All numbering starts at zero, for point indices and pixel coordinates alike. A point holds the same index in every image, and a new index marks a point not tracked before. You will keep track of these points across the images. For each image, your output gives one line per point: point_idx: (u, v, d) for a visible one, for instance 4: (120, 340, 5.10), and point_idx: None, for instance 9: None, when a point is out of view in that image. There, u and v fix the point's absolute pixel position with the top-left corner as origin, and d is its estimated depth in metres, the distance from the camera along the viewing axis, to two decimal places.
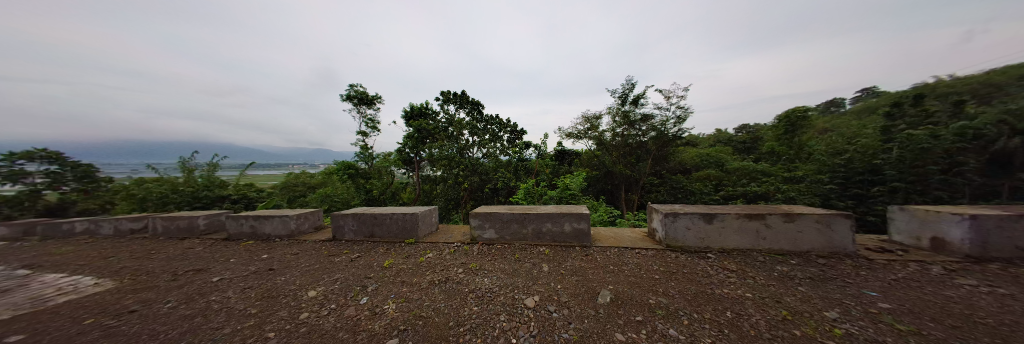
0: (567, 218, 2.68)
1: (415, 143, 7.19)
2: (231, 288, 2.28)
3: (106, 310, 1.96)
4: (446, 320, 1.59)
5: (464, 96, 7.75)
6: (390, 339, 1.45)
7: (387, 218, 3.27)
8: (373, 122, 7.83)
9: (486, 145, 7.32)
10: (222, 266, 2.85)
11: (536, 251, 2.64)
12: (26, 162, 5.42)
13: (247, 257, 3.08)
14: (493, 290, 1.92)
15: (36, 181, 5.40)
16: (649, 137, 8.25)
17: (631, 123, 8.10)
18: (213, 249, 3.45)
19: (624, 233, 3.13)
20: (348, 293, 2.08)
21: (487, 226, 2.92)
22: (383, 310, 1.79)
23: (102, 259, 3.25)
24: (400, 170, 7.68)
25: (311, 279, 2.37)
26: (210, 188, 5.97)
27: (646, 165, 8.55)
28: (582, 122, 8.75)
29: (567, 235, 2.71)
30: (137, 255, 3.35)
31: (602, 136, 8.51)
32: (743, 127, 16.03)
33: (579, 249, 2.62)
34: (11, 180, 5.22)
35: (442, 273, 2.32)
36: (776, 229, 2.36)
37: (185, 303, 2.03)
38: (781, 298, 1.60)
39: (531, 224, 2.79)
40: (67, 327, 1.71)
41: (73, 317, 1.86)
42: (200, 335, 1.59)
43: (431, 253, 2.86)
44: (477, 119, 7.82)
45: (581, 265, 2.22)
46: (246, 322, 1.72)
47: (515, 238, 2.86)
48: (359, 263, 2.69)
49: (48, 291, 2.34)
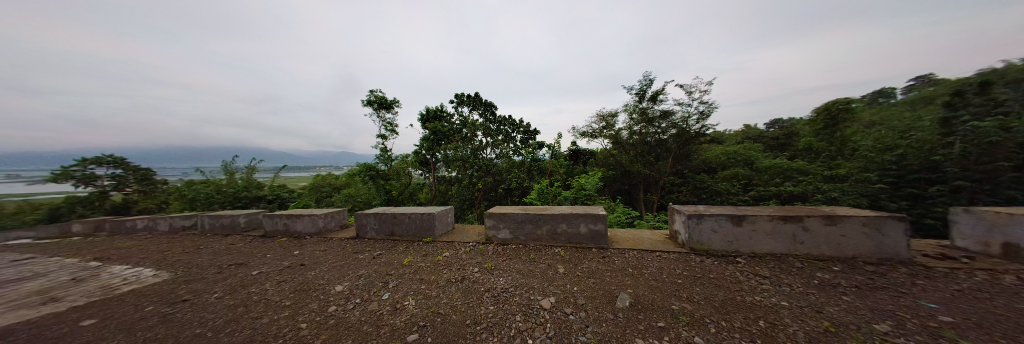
0: (584, 219, 2.62)
1: (430, 145, 7.40)
2: (269, 281, 2.48)
3: (164, 298, 2.20)
4: (463, 318, 1.62)
5: (476, 98, 7.86)
6: (410, 334, 1.50)
7: (406, 218, 3.39)
8: (391, 125, 8.13)
9: (499, 146, 7.37)
10: (259, 260, 3.10)
11: (551, 252, 2.61)
12: (96, 167, 6.24)
13: (281, 252, 3.33)
14: (509, 290, 1.93)
15: (104, 184, 6.22)
16: (670, 135, 7.87)
17: (649, 120, 7.77)
18: (252, 245, 3.77)
19: (643, 235, 3.01)
20: (372, 289, 2.18)
21: (501, 226, 2.94)
22: (403, 306, 1.86)
23: (159, 253, 3.66)
24: (417, 171, 7.94)
25: (337, 275, 2.51)
26: (248, 190, 6.54)
27: (665, 164, 8.23)
28: (596, 121, 8.55)
29: (584, 237, 2.65)
30: (187, 250, 3.72)
31: (618, 134, 8.23)
32: (775, 122, 14.85)
33: (595, 251, 2.56)
34: (84, 183, 6.03)
35: (458, 272, 2.37)
36: (816, 233, 2.16)
37: (228, 294, 2.23)
38: (821, 308, 1.47)
39: (546, 225, 2.76)
40: (132, 313, 1.95)
41: (138, 304, 2.12)
42: (243, 323, 1.75)
43: (448, 252, 2.93)
44: (490, 120, 7.90)
45: (598, 267, 2.17)
46: (282, 312, 1.87)
47: (530, 239, 2.85)
48: (382, 261, 2.82)
49: (116, 281, 2.68)
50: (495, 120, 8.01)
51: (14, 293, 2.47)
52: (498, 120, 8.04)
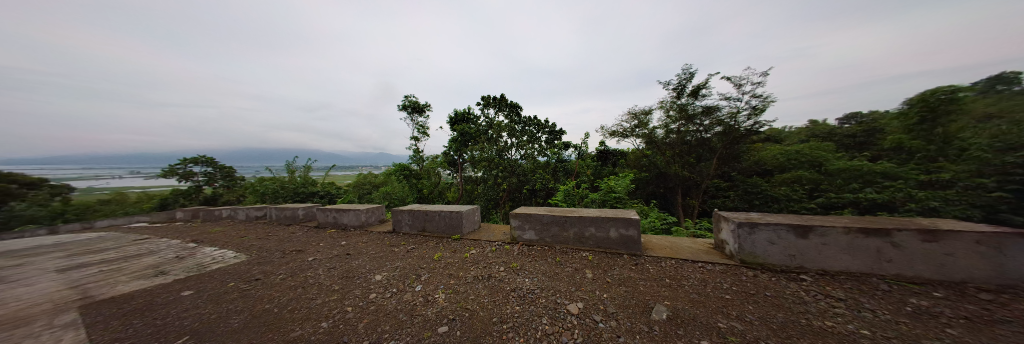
0: (614, 223, 2.49)
1: (458, 146, 7.70)
2: (321, 267, 2.81)
3: (242, 276, 2.64)
4: (490, 316, 1.65)
5: (502, 99, 7.97)
6: (440, 326, 1.58)
7: (436, 215, 3.57)
8: (423, 128, 8.64)
9: (524, 147, 7.39)
10: (314, 248, 3.53)
11: (578, 255, 2.53)
12: (193, 165, 7.70)
13: (330, 242, 3.75)
14: (534, 291, 1.92)
15: (198, 179, 7.65)
16: (713, 134, 7.10)
17: (689, 117, 7.08)
18: (308, 234, 4.31)
19: (683, 243, 2.76)
20: (406, 280, 2.35)
21: (527, 227, 2.94)
22: (433, 299, 1.96)
23: (238, 238, 4.37)
24: (446, 171, 8.35)
25: (375, 265, 2.74)
26: (305, 186, 7.50)
27: (706, 166, 7.47)
28: (627, 120, 8.07)
29: (613, 242, 2.53)
30: (259, 237, 4.40)
31: (652, 133, 7.63)
32: (853, 116, 12.46)
33: (627, 257, 2.41)
34: (185, 178, 7.48)
35: (485, 270, 2.42)
36: (913, 251, 1.76)
37: (289, 276, 2.57)
38: (920, 342, 1.19)
39: (573, 228, 2.69)
40: (220, 288, 2.37)
41: (224, 280, 2.57)
42: (299, 303, 2.00)
43: (475, 250, 3.02)
44: (515, 121, 7.95)
45: (631, 275, 2.04)
46: (331, 296, 2.10)
47: (556, 241, 2.80)
48: (414, 254, 3.01)
49: (208, 260, 3.27)
50: (520, 121, 8.05)
51: (143, 265, 3.17)
52: (523, 121, 8.07)
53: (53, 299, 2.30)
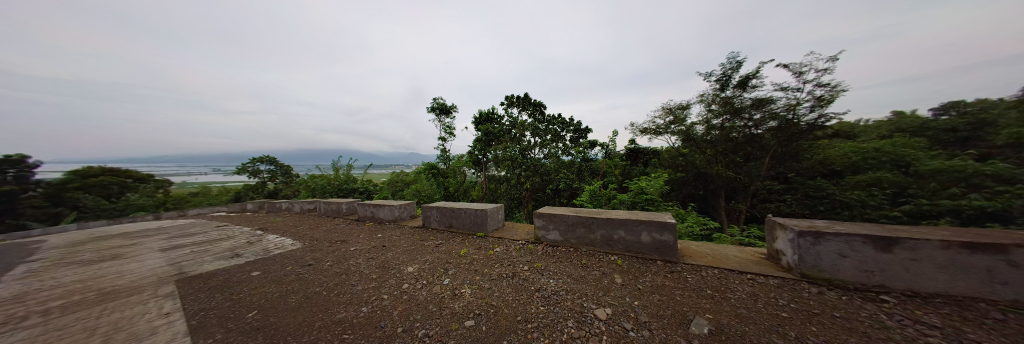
0: (646, 227, 2.34)
1: (482, 146, 7.89)
2: (361, 256, 3.09)
3: (298, 261, 3.02)
4: (514, 314, 1.66)
5: (526, 98, 7.96)
6: (467, 320, 1.64)
7: (462, 213, 3.70)
8: (450, 129, 9.01)
9: (547, 146, 7.35)
10: (355, 239, 3.89)
11: (606, 259, 2.43)
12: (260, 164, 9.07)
13: (369, 234, 4.11)
14: (560, 292, 1.89)
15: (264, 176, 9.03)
16: (765, 129, 6.25)
17: (735, 111, 6.35)
18: (350, 226, 4.78)
19: (728, 251, 2.49)
20: (435, 273, 2.47)
21: (551, 227, 2.90)
22: (460, 293, 2.04)
23: (294, 228, 5.03)
24: (471, 170, 8.62)
25: (407, 258, 2.92)
26: (347, 183, 8.36)
27: (754, 166, 6.67)
28: (660, 115, 7.49)
29: (645, 246, 2.37)
30: (311, 227, 5.01)
31: (691, 129, 6.98)
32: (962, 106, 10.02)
33: (660, 264, 2.25)
34: (254, 175, 8.87)
35: (509, 268, 2.45)
36: None
37: (335, 263, 2.88)
38: None
39: (600, 230, 2.59)
40: (282, 270, 2.74)
41: (284, 264, 2.97)
42: (343, 288, 2.22)
43: (499, 247, 3.06)
44: (539, 120, 7.89)
45: (665, 283, 1.90)
46: (369, 283, 2.30)
47: (582, 243, 2.72)
48: (442, 250, 3.15)
49: (271, 246, 3.81)
50: (544, 119, 7.97)
51: (223, 248, 3.81)
52: (547, 120, 7.98)
53: (163, 273, 2.87)
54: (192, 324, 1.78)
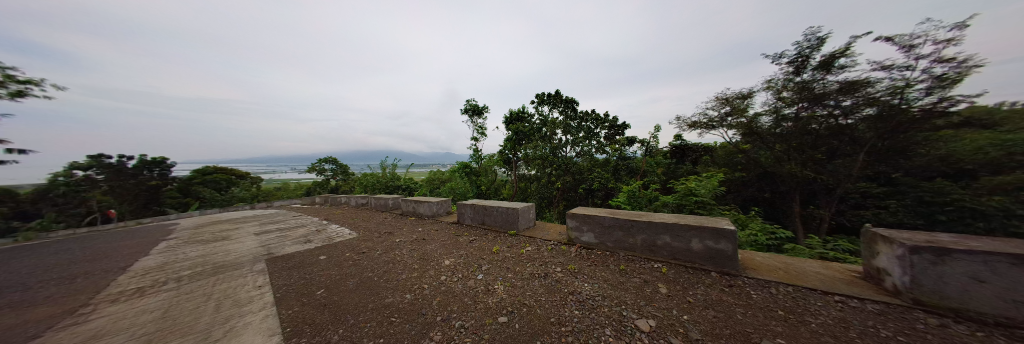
0: (697, 233, 2.08)
1: (513, 145, 8.00)
2: (404, 247, 3.38)
3: (355, 249, 3.46)
4: (548, 315, 1.63)
5: (557, 96, 7.79)
6: (501, 316, 1.67)
7: (494, 210, 3.79)
8: (482, 129, 9.31)
9: (580, 143, 7.17)
10: (399, 231, 4.29)
11: (648, 266, 2.24)
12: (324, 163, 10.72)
13: (411, 228, 4.49)
14: (595, 298, 1.80)
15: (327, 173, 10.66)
16: (859, 118, 4.93)
17: (816, 98, 5.19)
18: (395, 220, 5.29)
19: (805, 267, 2.07)
20: (469, 268, 2.57)
21: (584, 229, 2.79)
22: (493, 289, 2.08)
23: (350, 219, 5.76)
24: (502, 169, 8.79)
25: (444, 251, 3.10)
26: (393, 181, 9.31)
27: (837, 164, 5.26)
28: (713, 106, 6.63)
29: (696, 255, 2.12)
30: (364, 219, 5.69)
31: (754, 121, 6.03)
32: None
33: (715, 275, 1.99)
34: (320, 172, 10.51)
35: (542, 268, 2.42)
36: None
37: (383, 252, 3.21)
38: None
39: (640, 234, 2.40)
40: (342, 256, 3.17)
41: (343, 250, 3.43)
42: (389, 276, 2.45)
43: (530, 247, 3.06)
44: (571, 116, 7.66)
45: (722, 298, 1.67)
46: (411, 273, 2.51)
47: (620, 247, 2.55)
48: (476, 245, 3.27)
49: (334, 234, 4.45)
50: (577, 116, 7.71)
51: (299, 234, 4.57)
52: (580, 117, 7.72)
53: (257, 252, 3.56)
54: (278, 297, 2.16)
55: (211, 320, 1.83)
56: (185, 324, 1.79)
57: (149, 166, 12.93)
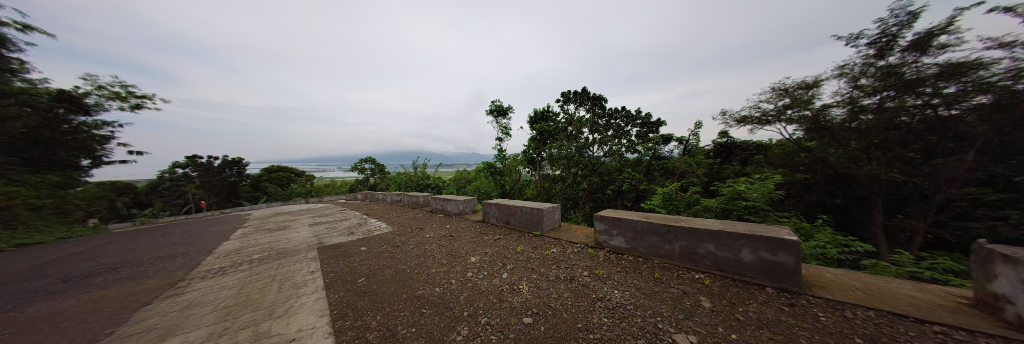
0: (749, 243, 1.84)
1: (537, 144, 7.95)
2: (433, 243, 3.55)
3: (391, 242, 3.75)
4: (574, 320, 1.59)
5: (583, 93, 7.53)
6: (526, 317, 1.66)
7: (519, 210, 3.79)
8: (506, 129, 9.40)
9: (608, 143, 6.91)
10: (429, 227, 4.53)
11: (688, 276, 2.05)
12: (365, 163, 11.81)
13: (440, 224, 4.71)
14: (626, 306, 1.70)
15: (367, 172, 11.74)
16: (967, 108, 3.80)
17: (905, 85, 4.19)
18: (425, 216, 5.60)
19: (892, 289, 1.69)
20: (495, 266, 2.62)
21: (614, 232, 2.67)
22: (518, 289, 2.09)
23: (386, 214, 6.26)
24: (526, 169, 8.77)
25: (469, 248, 3.19)
26: (423, 179, 9.90)
27: (936, 163, 4.14)
28: (769, 99, 5.89)
29: (747, 267, 1.88)
30: (398, 214, 6.13)
31: (822, 114, 5.15)
32: None
33: (771, 291, 1.73)
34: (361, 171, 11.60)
35: (568, 271, 2.36)
36: None
37: (414, 247, 3.42)
38: None
39: (678, 241, 2.21)
40: (379, 248, 3.45)
41: (381, 243, 3.73)
42: (421, 269, 2.61)
43: (556, 248, 3.00)
44: (599, 114, 7.36)
45: (781, 318, 1.45)
46: (439, 268, 2.63)
47: (654, 254, 2.38)
48: (501, 244, 3.31)
49: (372, 228, 4.88)
50: (605, 114, 7.40)
51: (344, 226, 5.11)
52: (608, 114, 7.39)
53: (310, 241, 4.06)
54: (326, 282, 2.42)
55: (274, 298, 2.13)
56: (256, 300, 2.11)
57: (230, 165, 15.50)
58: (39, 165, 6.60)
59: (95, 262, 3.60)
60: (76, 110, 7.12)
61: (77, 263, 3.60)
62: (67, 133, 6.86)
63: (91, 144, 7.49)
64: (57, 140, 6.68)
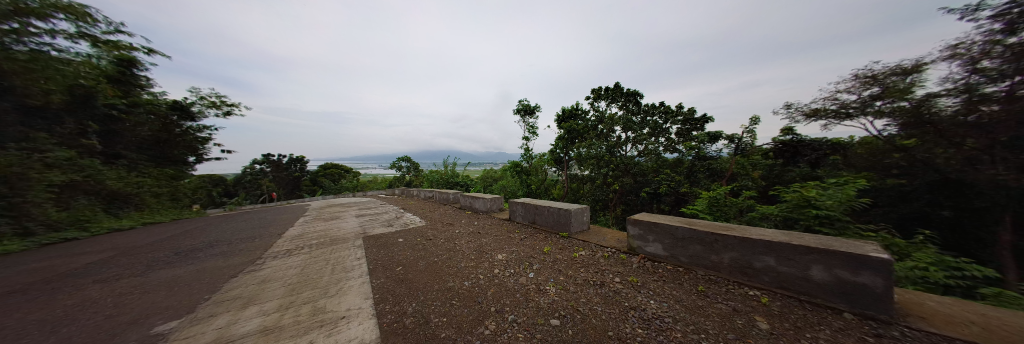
0: (820, 258, 1.53)
1: (564, 144, 7.76)
2: (462, 238, 3.71)
3: (425, 235, 4.01)
4: (605, 327, 1.52)
5: (616, 89, 7.14)
6: (553, 319, 1.63)
7: (546, 210, 3.74)
8: (533, 128, 9.36)
9: (643, 141, 6.49)
10: (459, 223, 4.74)
11: (739, 292, 1.81)
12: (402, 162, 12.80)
13: (468, 221, 4.89)
14: (664, 318, 1.57)
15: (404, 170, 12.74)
16: None
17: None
18: (454, 213, 5.86)
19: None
20: (521, 265, 2.63)
21: (650, 238, 2.51)
22: (545, 289, 2.07)
23: (420, 209, 6.71)
24: (552, 168, 8.65)
25: (497, 246, 3.26)
26: (453, 178, 10.39)
27: None
28: (851, 88, 4.96)
29: (817, 287, 1.57)
30: (430, 210, 6.52)
31: (926, 104, 4.10)
32: None
33: (846, 316, 1.43)
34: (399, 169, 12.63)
35: (597, 275, 2.27)
36: None
37: (445, 241, 3.60)
38: None
39: (728, 251, 1.98)
40: (414, 240, 3.70)
41: (415, 235, 4.00)
42: (451, 262, 2.74)
43: (584, 251, 2.91)
44: (633, 111, 6.94)
45: None
46: (467, 262, 2.73)
47: (696, 263, 2.18)
48: (527, 244, 3.31)
49: (408, 221, 5.28)
50: (640, 110, 6.95)
51: (385, 218, 5.62)
52: (644, 111, 6.92)
53: (357, 230, 4.56)
54: (370, 268, 2.69)
55: (330, 279, 2.44)
56: (315, 279, 2.44)
57: (294, 162, 18.05)
58: (162, 161, 8.93)
59: (197, 240, 4.49)
60: (186, 117, 9.57)
61: (186, 240, 4.54)
62: (178, 135, 9.28)
63: (194, 143, 9.86)
64: (171, 140, 9.06)
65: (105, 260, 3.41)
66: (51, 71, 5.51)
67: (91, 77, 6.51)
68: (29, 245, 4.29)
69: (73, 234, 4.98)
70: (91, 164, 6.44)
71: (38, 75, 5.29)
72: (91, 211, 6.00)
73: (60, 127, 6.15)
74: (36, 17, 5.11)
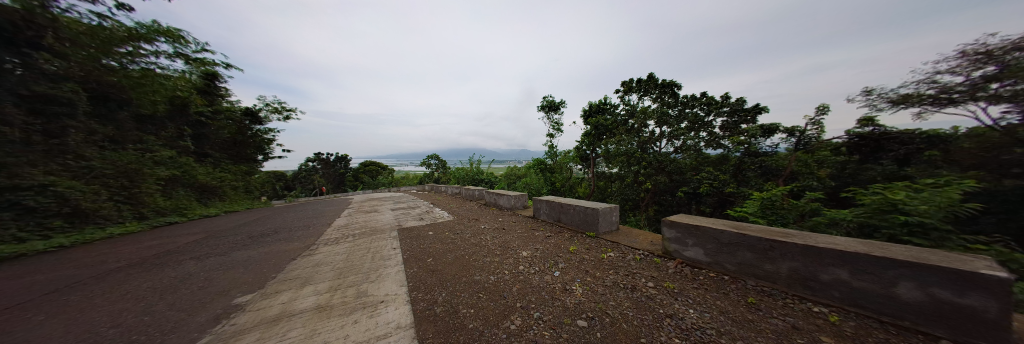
0: (908, 273, 1.27)
1: (591, 140, 7.47)
2: (487, 234, 3.79)
3: (453, 229, 4.18)
4: (636, 333, 1.44)
5: (648, 81, 6.66)
6: (579, 320, 1.59)
7: (572, 209, 3.65)
8: (558, 124, 9.16)
9: (680, 136, 5.97)
10: (484, 219, 4.86)
11: (799, 307, 1.58)
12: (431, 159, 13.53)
13: (493, 217, 4.97)
14: (706, 330, 1.44)
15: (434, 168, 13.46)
16: None
17: None
18: (480, 209, 6.01)
19: None
20: (546, 263, 2.61)
21: (689, 241, 2.33)
22: (571, 289, 2.03)
23: (448, 205, 7.01)
24: (578, 166, 8.41)
25: (522, 243, 3.28)
26: (478, 175, 10.67)
27: None
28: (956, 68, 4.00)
29: (904, 308, 1.30)
30: (457, 205, 6.77)
31: None
32: None
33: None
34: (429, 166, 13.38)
35: (628, 278, 2.16)
36: None
37: (472, 236, 3.72)
38: None
39: (785, 260, 1.75)
40: (443, 234, 3.89)
41: (443, 230, 4.19)
42: (477, 257, 2.83)
43: (613, 252, 2.79)
44: (668, 103, 6.42)
45: None
46: (492, 257, 2.80)
47: (746, 272, 1.97)
48: (551, 242, 3.27)
49: (437, 216, 5.55)
50: (676, 103, 6.41)
51: (416, 213, 6.01)
52: (680, 103, 6.38)
53: (392, 222, 4.94)
54: (405, 257, 2.91)
55: (370, 266, 2.68)
56: (358, 265, 2.72)
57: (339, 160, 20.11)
58: (238, 159, 10.60)
59: (264, 227, 5.28)
60: (255, 122, 11.24)
61: (256, 226, 5.36)
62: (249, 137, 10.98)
63: (261, 144, 11.55)
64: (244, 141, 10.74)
65: (199, 241, 4.18)
66: (157, 85, 6.87)
67: (185, 89, 7.91)
68: (145, 226, 5.39)
69: (174, 218, 6.14)
70: (187, 162, 7.90)
71: (148, 89, 6.62)
72: (188, 200, 7.35)
73: (163, 131, 7.61)
74: (144, 40, 6.32)
